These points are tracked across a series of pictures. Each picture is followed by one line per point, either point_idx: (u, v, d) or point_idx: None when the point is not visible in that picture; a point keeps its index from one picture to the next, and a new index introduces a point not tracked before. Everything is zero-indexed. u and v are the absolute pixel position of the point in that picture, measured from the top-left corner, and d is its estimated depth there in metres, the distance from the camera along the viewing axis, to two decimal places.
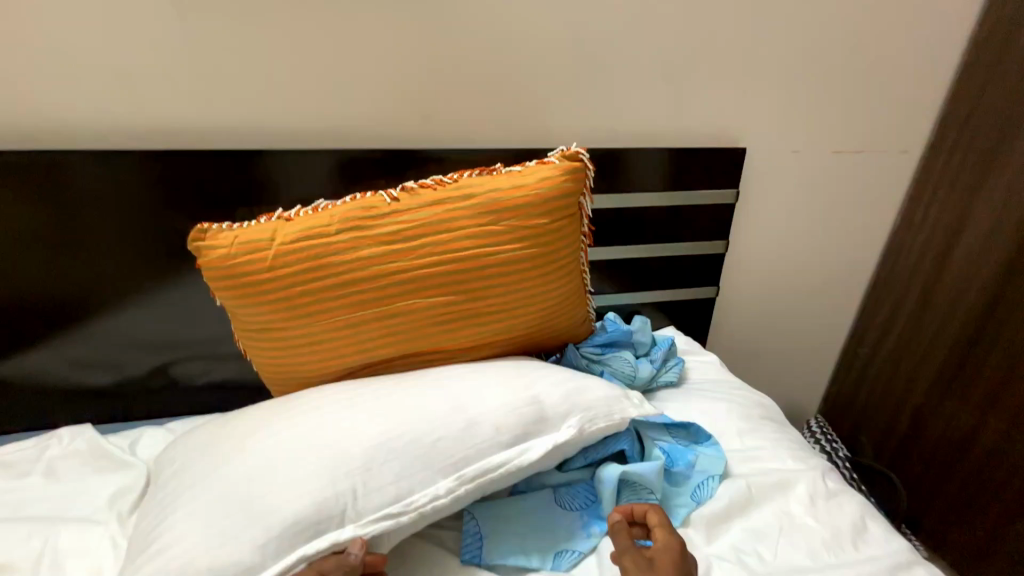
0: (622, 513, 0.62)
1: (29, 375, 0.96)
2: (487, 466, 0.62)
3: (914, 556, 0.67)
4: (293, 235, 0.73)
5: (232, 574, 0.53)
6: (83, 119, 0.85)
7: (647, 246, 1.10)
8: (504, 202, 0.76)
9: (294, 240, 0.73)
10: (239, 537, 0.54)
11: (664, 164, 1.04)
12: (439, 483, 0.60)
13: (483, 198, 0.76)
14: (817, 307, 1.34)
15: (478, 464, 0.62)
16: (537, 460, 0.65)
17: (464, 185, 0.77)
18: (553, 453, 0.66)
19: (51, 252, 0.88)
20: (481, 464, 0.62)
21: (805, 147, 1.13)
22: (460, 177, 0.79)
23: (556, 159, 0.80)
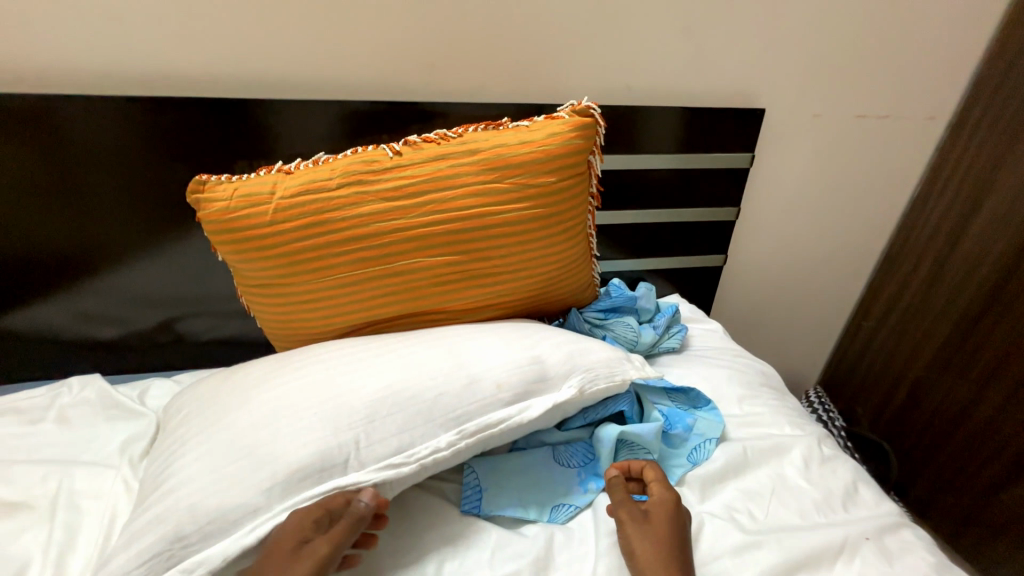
0: (620, 468, 0.65)
1: (36, 327, 0.97)
2: (488, 422, 0.63)
3: (902, 519, 0.69)
4: (294, 188, 0.72)
5: (239, 516, 0.54)
6: (70, 62, 0.81)
7: (655, 211, 1.08)
8: (510, 159, 0.73)
9: (295, 193, 0.71)
10: (245, 482, 0.56)
11: (678, 125, 0.99)
12: (441, 437, 0.61)
13: (489, 154, 0.73)
14: (824, 278, 1.33)
15: (479, 420, 0.63)
16: (538, 418, 0.65)
17: (469, 140, 0.74)
18: (553, 412, 0.66)
19: (46, 203, 0.87)
20: (482, 420, 0.63)
21: (826, 110, 1.08)
22: (465, 132, 0.77)
23: (565, 114, 0.76)
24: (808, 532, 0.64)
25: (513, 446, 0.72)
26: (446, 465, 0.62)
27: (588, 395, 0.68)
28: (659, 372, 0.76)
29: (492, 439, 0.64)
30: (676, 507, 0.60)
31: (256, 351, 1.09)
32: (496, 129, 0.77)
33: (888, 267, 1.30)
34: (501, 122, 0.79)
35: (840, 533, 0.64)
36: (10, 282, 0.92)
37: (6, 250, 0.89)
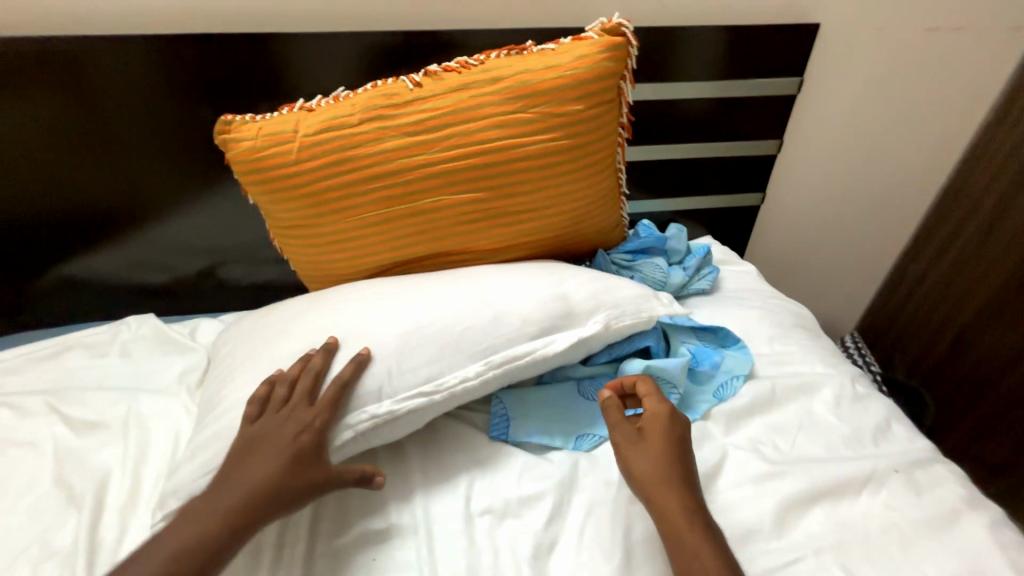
0: (613, 388, 0.64)
1: (91, 272, 1.03)
2: (514, 355, 0.64)
3: (935, 454, 0.68)
4: (316, 126, 0.71)
5: None
6: (91, 1, 0.81)
7: (690, 147, 1.02)
8: (535, 86, 0.69)
9: (317, 131, 0.71)
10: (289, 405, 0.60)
11: (718, 47, 0.91)
12: (470, 368, 0.63)
13: (512, 81, 0.70)
14: (871, 219, 1.24)
15: (506, 352, 0.64)
16: (563, 352, 0.66)
17: (491, 68, 0.71)
18: (578, 347, 0.67)
19: (86, 150, 0.90)
20: (509, 353, 0.64)
21: (890, 24, 0.96)
22: (487, 59, 0.72)
23: (594, 34, 0.71)
24: (834, 463, 0.64)
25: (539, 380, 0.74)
26: (475, 395, 0.65)
27: (613, 331, 0.68)
28: (686, 309, 0.75)
29: (518, 372, 0.65)
30: (674, 420, 0.59)
31: (292, 295, 1.14)
32: (519, 54, 0.72)
33: (946, 205, 1.19)
34: (525, 46, 0.74)
35: (867, 465, 0.64)
36: (64, 229, 0.97)
37: (56, 198, 0.93)
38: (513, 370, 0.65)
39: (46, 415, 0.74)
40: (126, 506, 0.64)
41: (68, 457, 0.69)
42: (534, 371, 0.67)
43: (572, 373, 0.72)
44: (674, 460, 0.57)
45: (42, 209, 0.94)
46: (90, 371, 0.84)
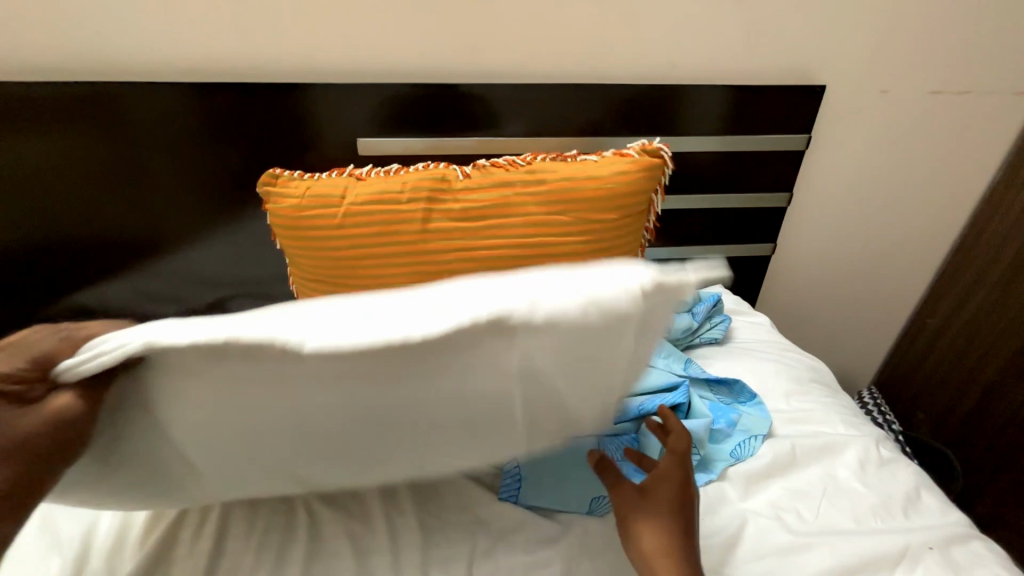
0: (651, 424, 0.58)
1: (104, 303, 1.04)
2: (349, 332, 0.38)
3: (971, 530, 0.63)
4: (363, 197, 0.72)
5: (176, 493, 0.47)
6: (133, 53, 0.86)
7: (701, 197, 1.03)
8: (577, 192, 0.72)
9: (366, 201, 0.72)
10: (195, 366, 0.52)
11: (728, 104, 0.94)
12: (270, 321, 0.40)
13: (556, 183, 0.72)
14: (884, 272, 1.23)
15: (341, 329, 0.39)
16: (485, 361, 0.41)
17: (539, 169, 0.73)
18: (490, 346, 0.40)
19: (113, 186, 0.93)
20: (354, 328, 0.39)
21: (896, 87, 0.99)
22: (534, 161, 0.76)
23: (635, 152, 0.77)
24: (862, 537, 0.60)
25: (405, 429, 0.45)
26: (292, 373, 0.39)
27: (532, 335, 0.39)
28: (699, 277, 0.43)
29: (364, 358, 0.39)
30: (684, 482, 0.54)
31: None
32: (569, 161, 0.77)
33: (961, 258, 1.18)
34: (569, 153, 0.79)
35: (899, 540, 0.60)
36: (83, 261, 0.99)
37: (80, 229, 0.96)
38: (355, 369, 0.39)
39: None
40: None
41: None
42: (418, 378, 0.41)
43: (471, 391, 0.42)
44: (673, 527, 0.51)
45: (63, 240, 0.97)
46: None
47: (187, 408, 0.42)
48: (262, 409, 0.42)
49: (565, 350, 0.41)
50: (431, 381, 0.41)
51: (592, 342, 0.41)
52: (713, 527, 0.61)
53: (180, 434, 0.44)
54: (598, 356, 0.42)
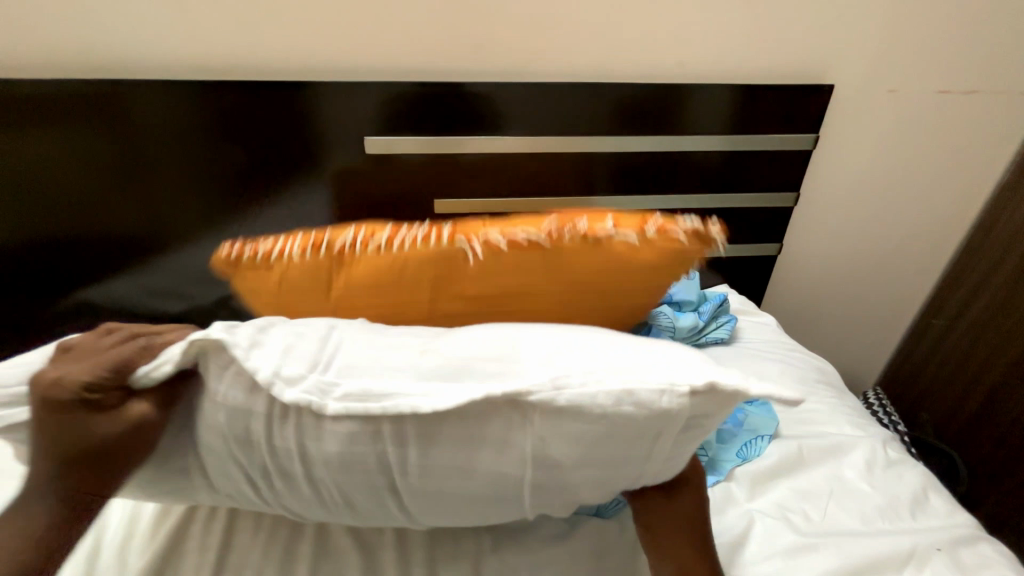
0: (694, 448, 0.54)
1: (111, 300, 1.05)
2: (398, 390, 0.41)
3: (979, 532, 0.63)
4: (343, 288, 0.54)
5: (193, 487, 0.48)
6: (142, 50, 0.86)
7: (707, 197, 1.03)
8: (609, 288, 0.55)
9: (349, 292, 0.54)
10: None
11: (735, 104, 0.94)
12: (329, 373, 0.42)
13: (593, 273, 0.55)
14: (890, 272, 1.23)
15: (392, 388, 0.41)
16: (520, 426, 0.41)
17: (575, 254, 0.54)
18: (522, 421, 0.41)
19: (121, 184, 0.93)
20: (399, 390, 0.41)
21: (904, 87, 0.99)
22: (566, 235, 0.53)
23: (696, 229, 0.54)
24: (869, 538, 0.60)
25: (395, 487, 0.44)
26: (325, 426, 0.41)
27: (554, 418, 0.40)
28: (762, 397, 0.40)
29: (398, 420, 0.41)
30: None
31: None
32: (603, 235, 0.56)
33: (968, 259, 1.18)
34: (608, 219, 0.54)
35: (906, 542, 0.60)
36: (91, 258, 0.99)
37: (88, 227, 0.96)
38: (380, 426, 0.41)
39: None
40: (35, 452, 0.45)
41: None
42: (445, 446, 0.41)
43: (477, 465, 0.42)
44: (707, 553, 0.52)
45: (70, 237, 0.97)
46: None
47: (206, 410, 0.43)
48: (275, 454, 0.42)
49: (609, 423, 0.41)
50: (450, 437, 0.41)
51: (624, 440, 0.41)
52: (721, 527, 0.61)
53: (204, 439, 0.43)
54: (630, 435, 0.41)
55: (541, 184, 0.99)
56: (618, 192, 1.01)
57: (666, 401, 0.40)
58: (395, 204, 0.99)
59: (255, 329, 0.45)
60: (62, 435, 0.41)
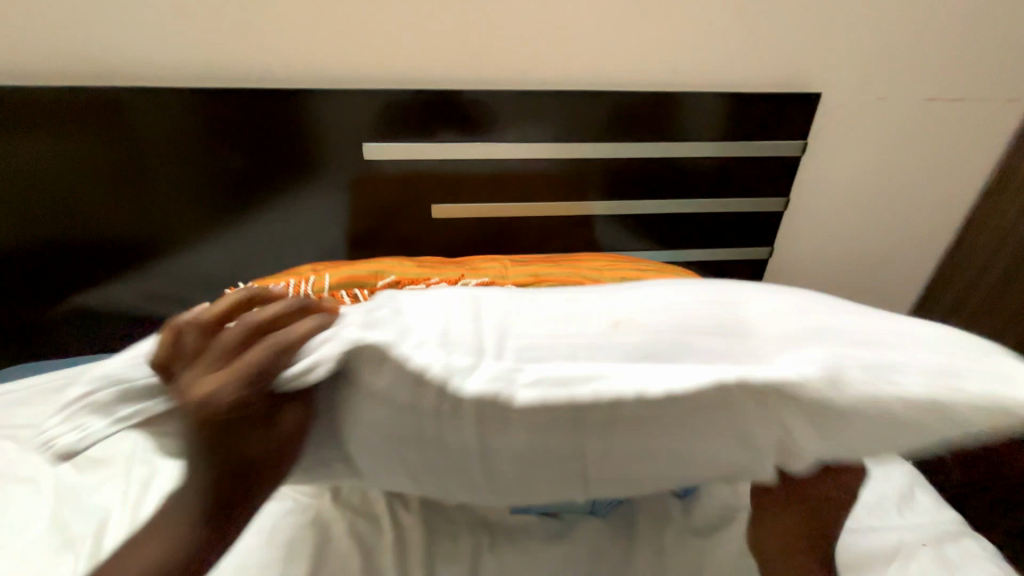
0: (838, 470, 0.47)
1: (107, 303, 1.05)
2: (596, 372, 0.37)
3: (962, 528, 0.65)
4: None
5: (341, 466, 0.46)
6: (143, 57, 0.87)
7: (698, 201, 1.05)
8: None
9: None
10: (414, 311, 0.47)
11: (725, 110, 0.96)
12: (504, 359, 0.39)
13: None
14: (879, 275, 1.25)
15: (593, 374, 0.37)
16: (746, 411, 0.37)
17: None
18: (746, 411, 0.37)
19: (120, 188, 0.94)
20: (609, 381, 0.37)
21: (890, 94, 1.01)
22: None
23: None
24: (856, 535, 0.62)
25: (583, 480, 0.42)
26: (512, 418, 0.37)
27: (798, 406, 0.37)
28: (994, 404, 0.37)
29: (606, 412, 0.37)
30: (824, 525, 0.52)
31: None
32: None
33: (955, 263, 1.20)
34: None
35: (891, 539, 0.62)
36: (88, 262, 1.00)
37: (86, 231, 0.97)
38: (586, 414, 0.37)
39: None
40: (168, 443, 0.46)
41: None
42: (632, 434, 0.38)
43: (687, 450, 0.40)
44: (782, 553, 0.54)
45: (70, 242, 0.98)
46: None
47: (384, 406, 0.39)
48: (450, 453, 0.40)
49: (849, 416, 0.37)
50: (651, 422, 0.38)
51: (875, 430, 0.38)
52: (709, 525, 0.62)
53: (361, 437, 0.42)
54: (862, 423, 0.37)
55: (537, 189, 1.01)
56: (613, 197, 1.03)
57: (887, 377, 0.38)
58: (394, 208, 1.01)
59: (431, 323, 0.41)
60: (225, 439, 0.39)
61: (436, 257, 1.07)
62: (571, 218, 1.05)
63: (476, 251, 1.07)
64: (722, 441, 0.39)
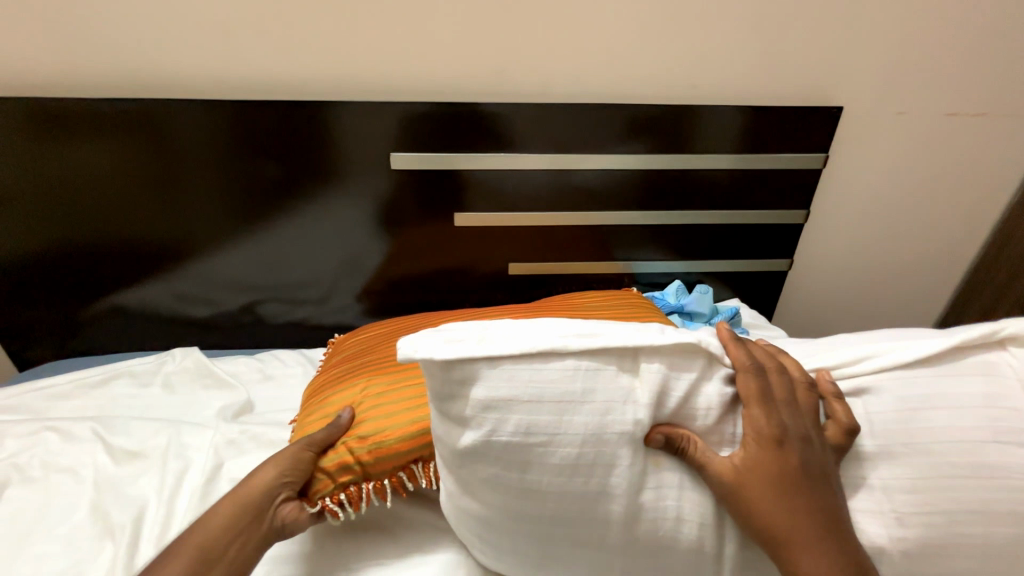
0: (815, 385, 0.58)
1: (140, 304, 1.10)
2: (881, 365, 0.59)
3: None
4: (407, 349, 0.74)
5: (596, 528, 0.53)
6: (184, 72, 0.92)
7: (718, 213, 1.06)
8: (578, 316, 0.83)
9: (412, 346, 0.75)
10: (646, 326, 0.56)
11: (743, 124, 0.97)
12: (719, 386, 0.55)
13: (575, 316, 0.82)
14: (904, 289, 1.23)
15: (870, 373, 0.59)
16: (973, 404, 0.56)
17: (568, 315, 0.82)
18: (1006, 438, 0.55)
19: (157, 194, 0.99)
20: (904, 404, 0.57)
21: (913, 109, 1.01)
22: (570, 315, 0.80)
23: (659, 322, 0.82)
24: None
25: (910, 487, 0.54)
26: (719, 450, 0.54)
27: (1005, 366, 0.58)
28: None
29: (912, 441, 0.55)
30: (771, 449, 0.52)
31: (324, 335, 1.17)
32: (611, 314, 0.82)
33: (980, 279, 1.19)
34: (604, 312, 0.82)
35: None
36: (126, 266, 1.05)
37: (123, 235, 1.02)
38: (878, 442, 0.56)
39: (91, 443, 0.80)
40: (455, 417, 0.52)
41: (588, 408, 0.52)
42: (942, 474, 0.54)
43: (980, 451, 0.54)
44: (797, 531, 0.50)
45: (104, 245, 1.03)
46: (132, 401, 0.90)
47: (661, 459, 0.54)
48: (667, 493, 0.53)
49: None
50: (961, 458, 0.54)
51: None
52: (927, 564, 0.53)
53: (615, 499, 0.52)
54: None
55: (559, 200, 1.03)
56: (629, 208, 1.05)
57: None
58: (418, 216, 1.04)
59: (630, 330, 0.54)
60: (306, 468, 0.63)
61: (455, 264, 1.10)
62: (588, 228, 1.06)
63: (494, 259, 1.09)
64: (1003, 415, 0.55)
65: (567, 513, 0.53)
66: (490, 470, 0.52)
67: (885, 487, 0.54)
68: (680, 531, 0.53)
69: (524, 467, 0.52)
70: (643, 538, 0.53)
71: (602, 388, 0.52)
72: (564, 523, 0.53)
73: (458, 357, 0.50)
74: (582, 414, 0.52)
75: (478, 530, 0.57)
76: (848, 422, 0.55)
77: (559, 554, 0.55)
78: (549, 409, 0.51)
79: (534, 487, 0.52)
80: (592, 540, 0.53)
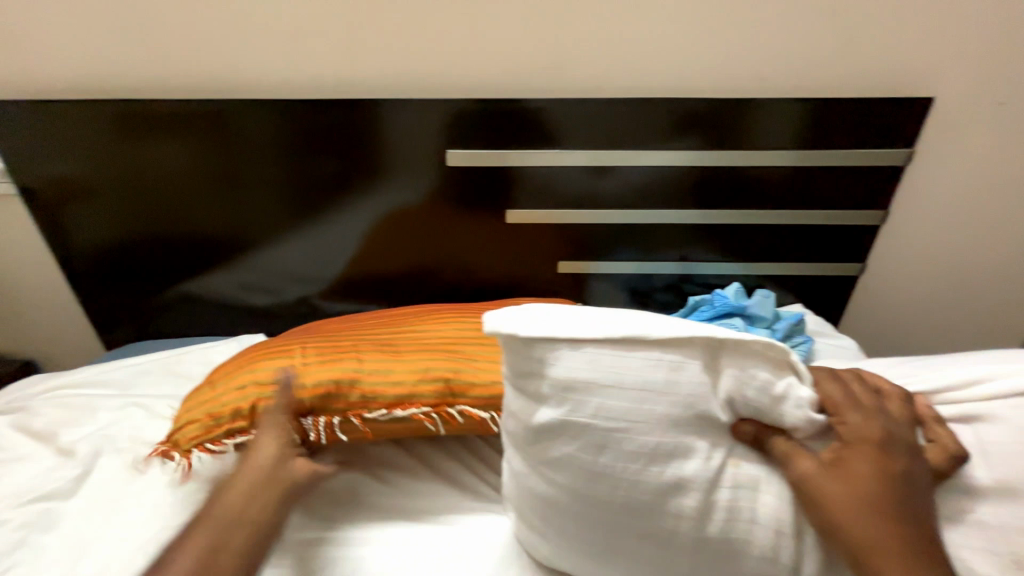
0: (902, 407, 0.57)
1: (207, 292, 1.18)
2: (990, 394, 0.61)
3: None
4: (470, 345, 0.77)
5: (663, 525, 0.52)
6: (250, 73, 0.96)
7: (782, 212, 1.00)
8: None
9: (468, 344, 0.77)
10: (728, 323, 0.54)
11: (813, 118, 0.91)
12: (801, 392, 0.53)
13: None
14: (991, 296, 1.12)
15: (977, 401, 0.61)
16: None
17: None
18: None
19: (224, 191, 1.05)
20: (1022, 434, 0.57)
21: (1014, 99, 0.91)
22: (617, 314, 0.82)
23: None
24: None
25: None
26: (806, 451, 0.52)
27: None
28: None
29: None
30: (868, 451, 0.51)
31: None
32: None
33: None
34: None
35: None
36: (196, 257, 1.13)
37: (194, 228, 1.09)
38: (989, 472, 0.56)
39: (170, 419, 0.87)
40: (532, 393, 0.53)
41: (671, 399, 0.51)
42: None
43: None
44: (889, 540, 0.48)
45: (177, 238, 1.11)
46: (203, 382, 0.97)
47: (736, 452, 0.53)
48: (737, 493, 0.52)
49: None
50: None
51: None
52: None
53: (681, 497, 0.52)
54: None
55: (610, 197, 1.01)
56: (685, 206, 1.01)
57: None
58: (468, 212, 1.04)
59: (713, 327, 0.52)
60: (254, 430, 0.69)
61: (504, 260, 1.10)
62: (641, 226, 1.03)
63: (541, 255, 1.08)
64: None
65: (637, 509, 0.52)
66: (565, 450, 0.52)
67: (1003, 522, 0.54)
68: (751, 533, 0.52)
69: (599, 450, 0.52)
70: (710, 539, 0.52)
71: (692, 378, 0.52)
72: (632, 517, 0.53)
73: (542, 335, 0.51)
74: (664, 405, 0.51)
75: (541, 512, 0.57)
76: (954, 448, 0.57)
77: (624, 547, 0.54)
78: (631, 396, 0.51)
79: (605, 471, 0.52)
80: (658, 534, 0.53)
